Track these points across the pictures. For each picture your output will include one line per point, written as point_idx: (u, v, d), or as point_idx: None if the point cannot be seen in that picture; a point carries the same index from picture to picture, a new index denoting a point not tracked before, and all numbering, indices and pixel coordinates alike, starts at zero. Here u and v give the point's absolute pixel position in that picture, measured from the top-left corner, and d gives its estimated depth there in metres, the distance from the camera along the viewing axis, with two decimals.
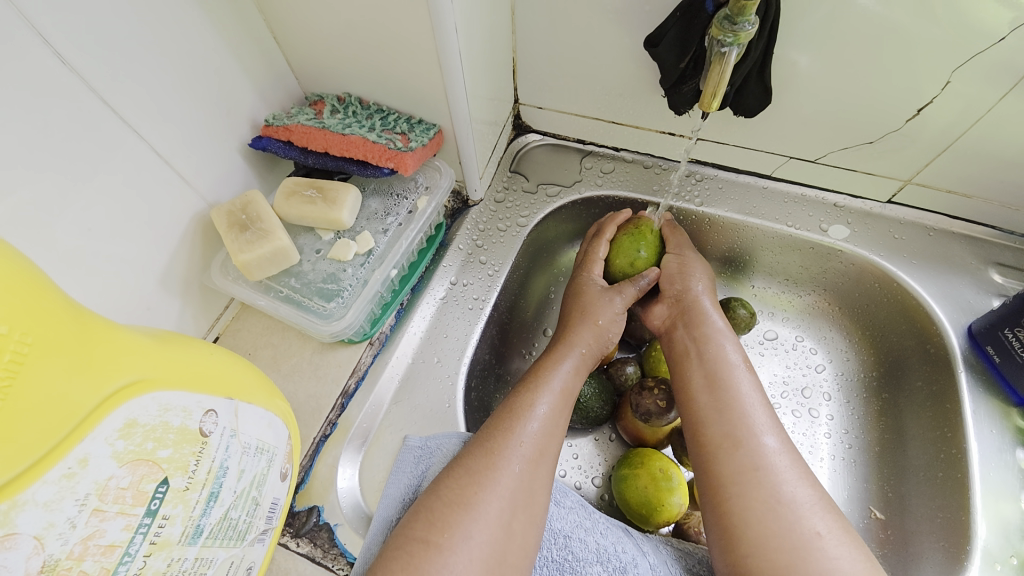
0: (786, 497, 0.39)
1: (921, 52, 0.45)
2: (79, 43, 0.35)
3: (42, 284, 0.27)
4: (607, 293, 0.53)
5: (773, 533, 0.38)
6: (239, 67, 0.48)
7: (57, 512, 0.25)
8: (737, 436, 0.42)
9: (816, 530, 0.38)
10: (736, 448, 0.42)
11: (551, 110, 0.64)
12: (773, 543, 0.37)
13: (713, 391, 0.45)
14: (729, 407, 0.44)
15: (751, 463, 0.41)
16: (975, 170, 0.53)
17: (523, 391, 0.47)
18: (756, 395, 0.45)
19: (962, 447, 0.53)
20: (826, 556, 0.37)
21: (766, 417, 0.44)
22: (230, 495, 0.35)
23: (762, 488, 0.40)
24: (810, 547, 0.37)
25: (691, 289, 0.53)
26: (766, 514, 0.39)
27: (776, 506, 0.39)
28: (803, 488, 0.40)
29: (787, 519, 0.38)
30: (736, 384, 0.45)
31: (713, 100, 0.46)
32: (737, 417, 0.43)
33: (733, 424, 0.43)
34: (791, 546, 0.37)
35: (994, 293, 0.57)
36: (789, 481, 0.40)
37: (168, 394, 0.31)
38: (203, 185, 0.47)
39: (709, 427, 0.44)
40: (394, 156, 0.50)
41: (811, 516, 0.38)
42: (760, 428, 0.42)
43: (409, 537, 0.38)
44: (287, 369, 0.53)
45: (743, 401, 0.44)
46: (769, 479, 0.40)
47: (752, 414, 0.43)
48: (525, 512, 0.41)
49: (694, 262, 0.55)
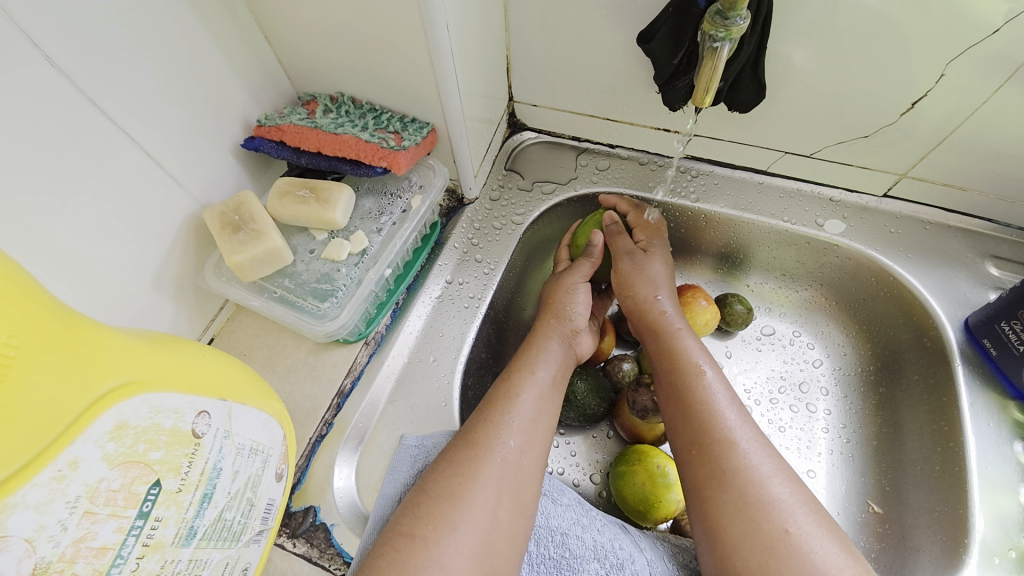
0: (755, 497, 0.39)
1: (916, 45, 0.45)
2: (68, 45, 0.35)
3: (30, 288, 0.27)
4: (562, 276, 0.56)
5: (746, 533, 0.38)
6: (230, 67, 0.48)
7: (48, 515, 0.25)
8: (706, 441, 0.42)
9: (787, 527, 0.38)
10: (704, 454, 0.42)
11: (545, 107, 0.64)
12: (747, 543, 0.37)
13: (677, 401, 0.46)
14: (694, 414, 0.44)
15: (719, 466, 0.41)
16: (971, 163, 0.53)
17: (509, 381, 0.47)
18: (723, 398, 0.45)
19: (959, 440, 0.53)
20: (800, 554, 0.36)
21: (735, 418, 0.43)
22: (224, 496, 0.35)
23: (731, 488, 0.40)
24: (780, 546, 0.37)
25: (652, 296, 0.53)
26: (738, 514, 0.38)
27: (747, 507, 0.39)
28: (776, 485, 0.39)
29: (760, 518, 0.38)
30: (700, 389, 0.45)
31: (706, 96, 0.46)
32: (702, 423, 0.43)
33: (699, 431, 0.43)
34: (764, 545, 0.37)
35: (991, 286, 0.57)
36: (761, 480, 0.40)
37: (160, 396, 0.31)
38: (195, 186, 0.47)
39: (680, 437, 0.44)
40: (386, 155, 0.49)
41: (785, 515, 0.38)
42: (728, 431, 0.42)
43: (396, 532, 0.38)
44: (283, 370, 0.53)
45: (709, 406, 0.44)
46: (740, 479, 0.40)
47: (719, 418, 0.43)
48: (513, 501, 0.41)
49: (645, 263, 0.55)
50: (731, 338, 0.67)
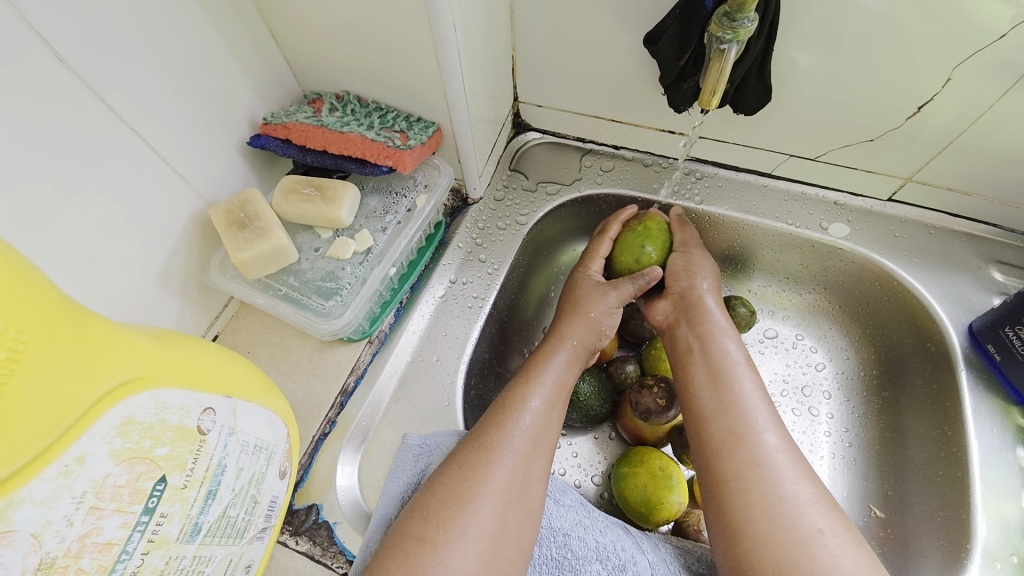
0: (788, 493, 0.39)
1: (922, 49, 0.45)
2: (77, 41, 0.35)
3: (37, 282, 0.27)
4: (601, 287, 0.54)
5: (776, 530, 0.38)
6: (237, 64, 0.48)
7: (54, 510, 0.25)
8: (741, 432, 0.43)
9: (819, 527, 0.38)
10: (741, 444, 0.42)
11: (550, 108, 0.64)
12: (777, 540, 0.38)
13: (718, 387, 0.45)
14: (735, 403, 0.44)
15: (754, 458, 0.41)
16: (975, 168, 0.53)
17: (517, 386, 0.47)
18: (760, 392, 0.45)
19: (962, 445, 0.52)
20: (830, 553, 0.37)
21: (768, 415, 0.44)
22: (228, 493, 0.35)
23: (764, 484, 0.40)
24: (812, 544, 0.37)
25: (697, 286, 0.53)
26: (769, 510, 0.39)
27: (779, 504, 0.39)
28: (803, 484, 0.40)
29: (790, 516, 0.38)
30: (740, 380, 0.46)
31: (713, 97, 0.46)
32: (742, 413, 0.43)
33: (739, 420, 0.43)
34: (793, 542, 0.37)
35: (995, 291, 0.57)
36: (790, 478, 0.40)
37: (166, 392, 0.31)
38: (202, 183, 0.47)
39: (713, 423, 0.44)
40: (392, 154, 0.49)
41: (814, 513, 0.39)
42: (765, 425, 0.43)
43: (404, 534, 0.38)
44: (287, 367, 0.53)
45: (749, 398, 0.44)
46: (773, 475, 0.40)
47: (756, 411, 0.44)
48: (519, 507, 0.40)
49: (699, 255, 0.56)
50: None
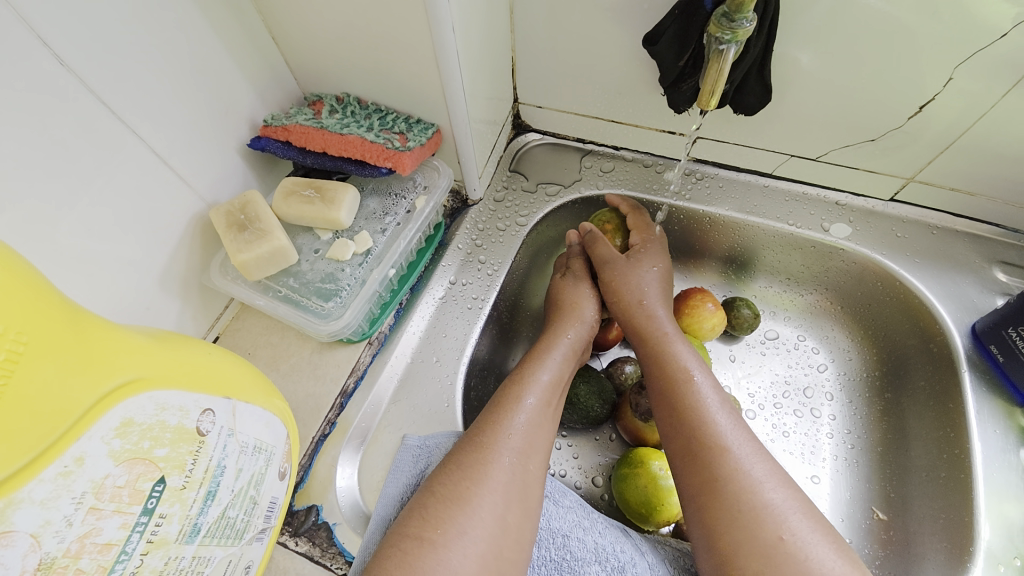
0: (749, 503, 0.39)
1: (925, 47, 0.45)
2: (78, 47, 0.35)
3: (39, 283, 0.27)
4: (570, 279, 0.58)
5: (740, 540, 0.38)
6: (237, 67, 0.48)
7: (53, 510, 0.26)
8: (696, 447, 0.43)
9: (781, 534, 0.37)
10: (696, 459, 0.42)
11: (550, 109, 0.65)
12: (742, 550, 0.37)
13: (669, 404, 0.46)
14: (687, 418, 0.44)
15: (712, 472, 0.41)
16: (978, 168, 0.53)
17: (514, 384, 0.47)
18: (715, 401, 0.45)
19: (966, 447, 0.52)
20: (796, 560, 0.36)
21: (727, 422, 0.43)
22: (228, 494, 0.35)
23: (726, 494, 0.40)
24: (776, 553, 0.36)
25: (642, 298, 0.54)
26: (733, 520, 0.38)
27: (739, 514, 0.39)
28: (771, 490, 0.39)
29: (754, 525, 0.38)
30: (693, 393, 0.45)
31: (711, 97, 0.46)
32: (691, 429, 0.44)
33: (692, 434, 0.43)
34: (758, 551, 0.37)
35: (998, 292, 0.56)
36: (756, 485, 0.40)
37: (165, 393, 0.31)
38: (203, 185, 0.48)
39: (672, 441, 0.45)
40: (392, 156, 0.50)
41: (780, 520, 0.38)
42: (721, 435, 0.42)
43: (403, 534, 0.38)
44: (287, 369, 0.53)
45: (702, 410, 0.44)
46: (730, 487, 0.40)
47: (712, 422, 0.43)
48: (520, 506, 0.41)
49: (638, 265, 0.56)
50: (735, 342, 0.67)
